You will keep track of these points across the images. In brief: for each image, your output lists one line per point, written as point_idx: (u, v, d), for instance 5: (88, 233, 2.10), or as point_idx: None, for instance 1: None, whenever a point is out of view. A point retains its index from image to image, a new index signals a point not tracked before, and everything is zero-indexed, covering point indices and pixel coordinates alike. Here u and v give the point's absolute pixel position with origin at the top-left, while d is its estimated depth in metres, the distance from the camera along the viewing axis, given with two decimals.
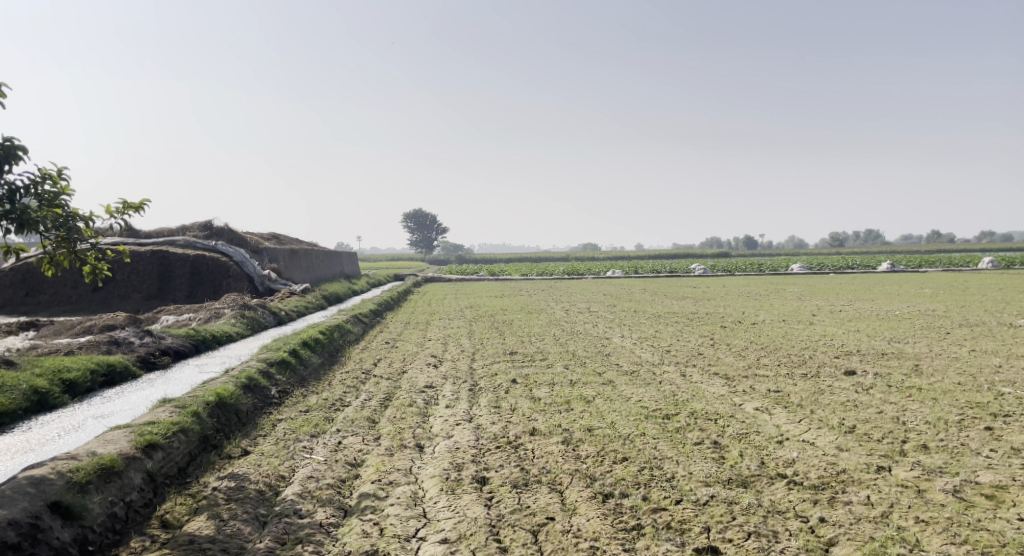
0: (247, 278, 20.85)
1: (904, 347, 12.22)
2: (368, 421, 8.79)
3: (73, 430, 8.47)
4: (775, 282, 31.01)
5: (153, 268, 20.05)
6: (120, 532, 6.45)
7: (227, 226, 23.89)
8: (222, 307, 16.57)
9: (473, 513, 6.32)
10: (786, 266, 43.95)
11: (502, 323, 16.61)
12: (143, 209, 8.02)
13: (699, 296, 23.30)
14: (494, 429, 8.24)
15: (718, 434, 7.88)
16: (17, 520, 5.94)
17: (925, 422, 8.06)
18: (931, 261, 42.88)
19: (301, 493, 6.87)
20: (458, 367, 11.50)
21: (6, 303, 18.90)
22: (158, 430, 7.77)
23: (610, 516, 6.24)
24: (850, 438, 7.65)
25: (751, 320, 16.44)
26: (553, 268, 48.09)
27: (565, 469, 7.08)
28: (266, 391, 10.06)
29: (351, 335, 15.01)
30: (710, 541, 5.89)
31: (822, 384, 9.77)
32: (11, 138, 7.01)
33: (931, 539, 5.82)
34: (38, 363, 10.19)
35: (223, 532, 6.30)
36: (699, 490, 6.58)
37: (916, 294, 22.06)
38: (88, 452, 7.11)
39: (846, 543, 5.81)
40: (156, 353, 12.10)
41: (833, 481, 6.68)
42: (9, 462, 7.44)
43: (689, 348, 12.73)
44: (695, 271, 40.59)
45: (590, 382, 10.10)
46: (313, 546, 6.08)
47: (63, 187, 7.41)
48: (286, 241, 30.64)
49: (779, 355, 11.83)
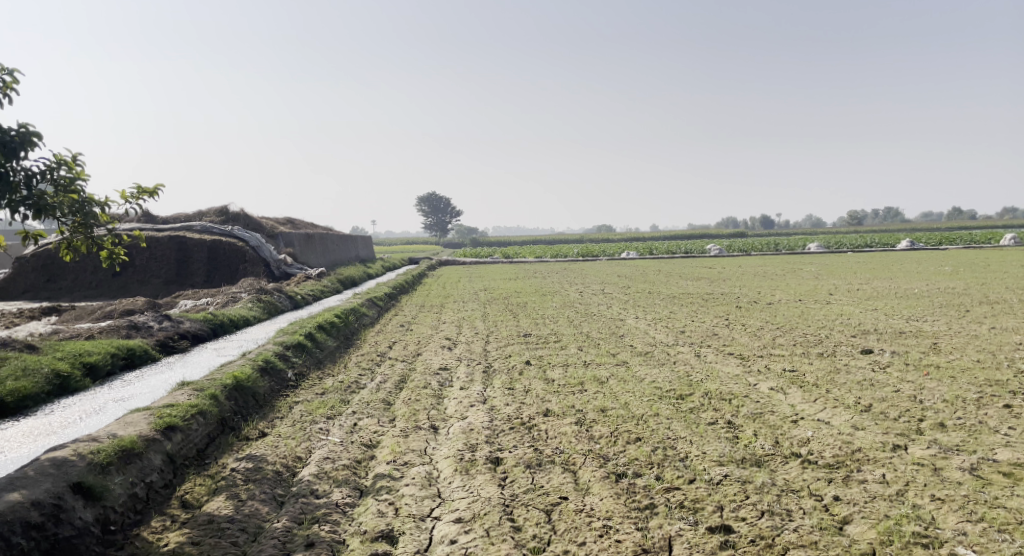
0: (263, 263, 20.97)
1: (922, 325, 12.11)
2: (383, 402, 8.86)
3: (94, 413, 8.61)
4: (791, 261, 30.67)
5: (170, 252, 20.24)
6: (141, 513, 6.55)
7: (243, 211, 24.05)
8: (239, 292, 16.74)
9: (487, 493, 6.37)
10: (804, 245, 43.68)
11: (516, 305, 16.62)
12: (157, 195, 8.07)
13: (713, 277, 23.16)
14: (508, 410, 8.27)
15: (732, 413, 7.86)
16: (40, 500, 6.00)
17: (943, 400, 8.00)
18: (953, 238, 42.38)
19: (317, 474, 6.95)
20: (473, 349, 11.55)
21: (28, 289, 19.20)
22: (177, 412, 7.89)
23: (623, 496, 6.26)
24: (866, 417, 7.61)
25: (766, 300, 16.32)
26: (567, 250, 48.00)
27: (578, 449, 7.11)
28: (283, 374, 10.16)
29: (366, 319, 15.09)
30: (723, 519, 5.89)
31: (837, 363, 9.74)
32: (25, 124, 7.06)
33: (946, 517, 5.78)
34: (59, 347, 10.36)
35: (241, 512, 6.39)
36: (713, 469, 6.58)
37: (937, 271, 21.76)
38: (108, 434, 7.23)
39: (860, 522, 5.78)
40: (174, 337, 12.25)
41: (847, 460, 6.66)
42: (32, 445, 7.59)
43: (704, 328, 12.70)
44: (711, 251, 40.32)
45: (603, 363, 10.13)
46: (330, 526, 6.14)
47: (78, 172, 7.47)
48: (302, 226, 30.83)
49: (796, 334, 11.76)
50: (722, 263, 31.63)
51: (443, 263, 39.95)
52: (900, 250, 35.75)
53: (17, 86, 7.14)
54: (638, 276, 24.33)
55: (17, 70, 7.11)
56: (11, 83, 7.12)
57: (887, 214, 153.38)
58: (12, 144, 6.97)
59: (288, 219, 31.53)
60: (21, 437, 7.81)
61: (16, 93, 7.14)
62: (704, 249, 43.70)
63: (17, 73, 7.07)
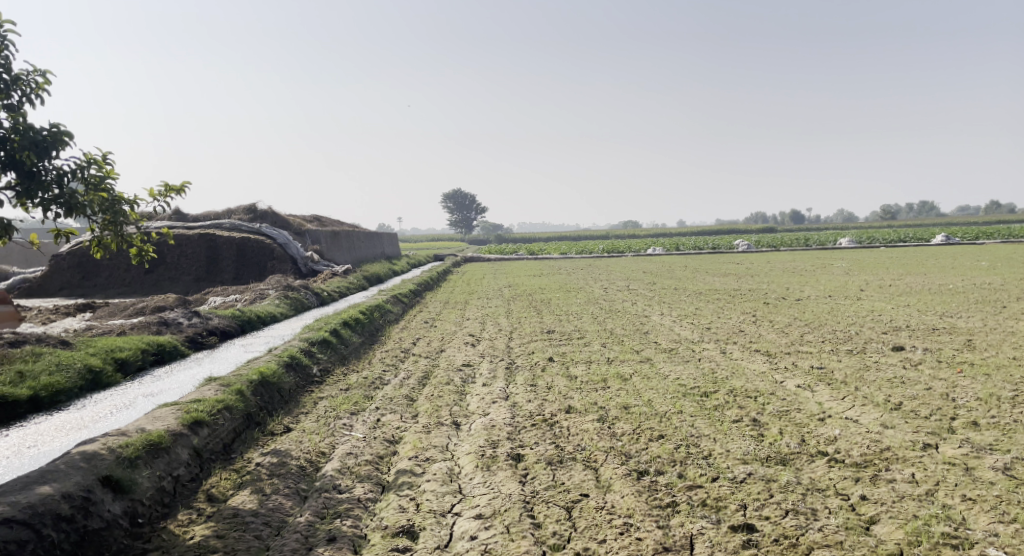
0: (291, 260, 21.24)
1: (956, 322, 11.82)
2: (406, 398, 8.89)
3: (124, 407, 8.76)
4: (824, 257, 30.18)
5: (200, 250, 20.52)
6: (168, 506, 6.65)
7: (270, 209, 24.30)
8: (267, 289, 16.95)
9: (507, 490, 6.35)
10: (833, 240, 42.89)
11: (540, 302, 16.56)
12: (184, 193, 8.18)
13: (741, 273, 22.87)
14: (530, 407, 8.25)
15: (758, 411, 7.76)
16: (70, 493, 6.09)
17: (977, 398, 7.81)
18: (989, 232, 41.39)
19: (340, 469, 7.00)
20: (496, 346, 11.53)
21: (64, 286, 19.58)
22: (204, 407, 7.99)
23: (644, 493, 6.20)
24: (896, 415, 7.46)
25: (795, 297, 16.06)
26: (593, 247, 47.70)
27: (600, 446, 7.07)
28: (308, 369, 10.25)
29: (391, 316, 15.16)
30: (746, 518, 5.79)
31: (867, 361, 9.56)
32: (57, 123, 7.19)
33: (977, 517, 5.64)
34: (92, 343, 10.56)
35: (266, 506, 6.45)
36: (736, 467, 6.50)
37: (974, 267, 21.19)
38: (137, 429, 7.35)
39: (888, 522, 5.65)
40: (203, 333, 12.43)
41: (876, 459, 6.53)
42: (63, 439, 7.74)
43: (730, 325, 12.55)
44: (739, 247, 39.74)
45: (627, 360, 10.08)
46: (352, 521, 6.17)
47: (108, 171, 7.58)
48: (329, 224, 31.10)
49: (824, 331, 11.57)
50: (753, 260, 29.96)
51: (468, 260, 39.05)
52: (933, 245, 34.99)
53: (48, 88, 7.27)
54: (663, 273, 24.03)
55: (48, 70, 7.25)
56: (43, 84, 7.26)
57: (922, 208, 149.97)
58: (44, 143, 7.09)
59: (315, 217, 31.82)
60: (54, 432, 7.96)
61: (47, 93, 7.28)
62: (732, 244, 43.11)
63: (49, 75, 7.20)
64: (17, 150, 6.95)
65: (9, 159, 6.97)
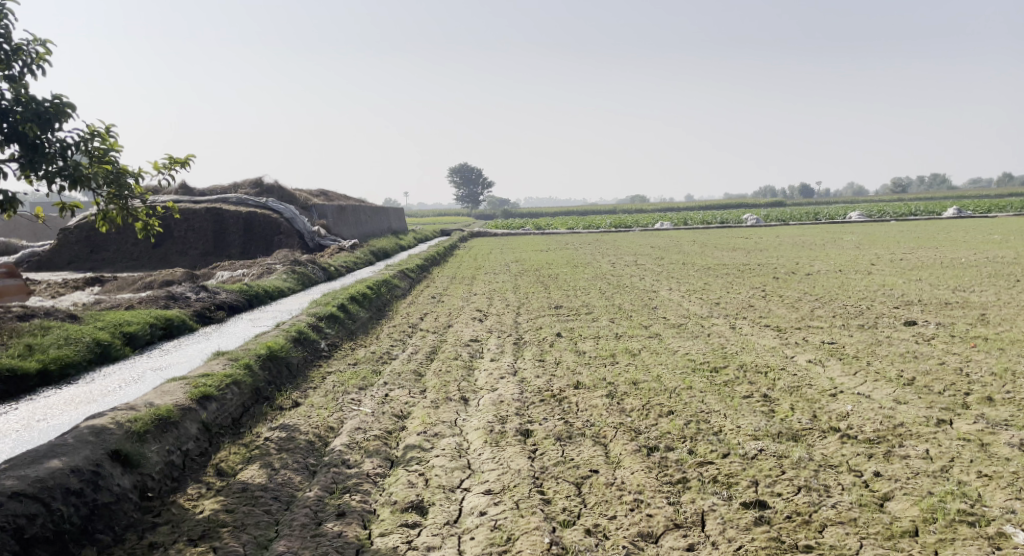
0: (297, 235, 21.21)
1: (969, 296, 11.70)
2: (414, 373, 8.87)
3: (133, 381, 8.78)
4: (833, 231, 29.91)
5: (207, 224, 20.49)
6: (177, 480, 6.64)
7: (277, 183, 24.22)
8: (274, 263, 16.90)
9: (516, 465, 6.32)
10: (843, 214, 42.48)
11: (548, 277, 16.48)
12: (189, 165, 8.08)
13: (750, 247, 22.69)
14: (538, 382, 8.21)
15: (768, 387, 7.69)
16: (79, 467, 6.08)
17: (991, 373, 7.73)
18: (1000, 204, 40.89)
19: (348, 444, 6.98)
20: (503, 321, 11.47)
21: (72, 261, 19.57)
22: (212, 382, 7.98)
23: (655, 469, 6.16)
24: (909, 390, 7.38)
25: (805, 271, 15.93)
26: (600, 221, 47.39)
27: (609, 422, 7.02)
28: (316, 344, 10.23)
29: (399, 291, 15.12)
30: (758, 495, 5.73)
31: (879, 335, 9.47)
32: (59, 95, 7.08)
33: (994, 494, 5.56)
34: (100, 317, 10.54)
35: (275, 481, 6.44)
36: (747, 444, 6.44)
37: (986, 240, 20.95)
38: (145, 403, 7.33)
39: (902, 499, 5.58)
40: (211, 307, 12.42)
41: (889, 435, 6.46)
42: (72, 413, 7.74)
43: (740, 300, 12.44)
44: (748, 222, 39.47)
45: (635, 335, 10.00)
46: (361, 496, 6.14)
47: (112, 143, 7.50)
48: (335, 198, 31.03)
49: (834, 306, 11.46)
50: (761, 235, 29.78)
51: (474, 235, 38.87)
52: (945, 219, 34.62)
53: (49, 58, 7.15)
54: (672, 248, 23.89)
55: (47, 40, 7.12)
56: (44, 54, 7.13)
57: (933, 181, 148.64)
58: (47, 115, 7.00)
59: (321, 191, 31.70)
60: (63, 405, 7.97)
61: (47, 64, 7.16)
62: (741, 219, 42.65)
63: (49, 45, 7.08)
64: (19, 122, 6.86)
65: (13, 131, 6.88)
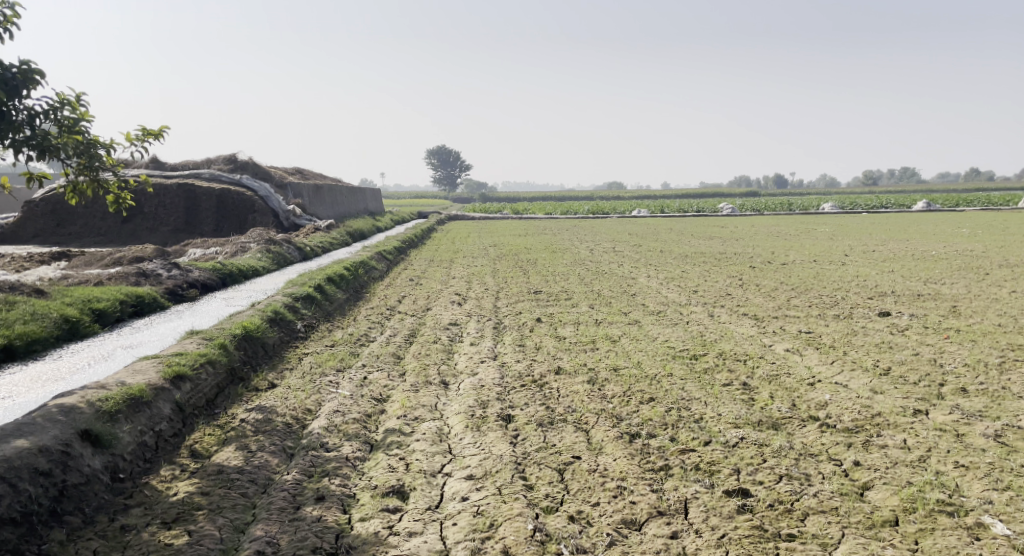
0: (272, 213, 20.90)
1: (941, 288, 11.88)
2: (392, 356, 8.79)
3: (102, 359, 8.57)
4: (808, 221, 30.16)
5: (178, 200, 20.07)
6: (150, 461, 6.50)
7: (251, 160, 23.83)
8: (248, 242, 16.62)
9: (498, 451, 6.29)
10: (816, 204, 42.89)
11: (526, 262, 16.43)
12: (162, 137, 7.83)
13: (726, 236, 22.83)
14: (519, 367, 8.17)
15: (748, 375, 7.73)
16: (48, 447, 5.91)
17: (965, 364, 7.85)
18: (968, 198, 41.61)
19: (327, 427, 6.88)
20: (482, 305, 11.40)
21: (37, 234, 19.05)
22: (185, 361, 7.82)
23: (637, 456, 6.16)
24: (885, 380, 7.47)
25: (780, 261, 16.05)
26: (577, 207, 47.34)
27: (591, 408, 7.00)
28: (292, 325, 10.07)
29: (376, 272, 14.96)
30: (740, 483, 5.76)
31: (855, 325, 9.56)
32: (27, 60, 6.81)
33: (971, 484, 5.63)
34: (69, 293, 10.27)
35: (251, 463, 6.34)
36: (728, 432, 6.47)
37: (955, 234, 21.29)
38: (116, 382, 7.16)
39: (882, 488, 5.64)
40: (184, 285, 12.17)
41: (867, 424, 6.53)
42: (39, 391, 7.53)
43: (717, 288, 12.50)
44: (723, 211, 39.74)
45: (615, 321, 10.00)
46: (340, 480, 6.06)
47: (82, 113, 7.25)
48: (311, 177, 30.65)
49: (810, 295, 11.56)
50: (737, 223, 30.08)
51: (451, 219, 38.63)
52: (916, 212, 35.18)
53: (18, 20, 6.86)
54: (649, 235, 23.94)
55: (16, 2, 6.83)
56: (12, 17, 6.85)
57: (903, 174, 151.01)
58: (14, 81, 6.74)
59: (296, 169, 31.29)
60: (29, 383, 7.75)
61: (15, 28, 6.88)
62: (716, 207, 43.02)
63: (18, 7, 6.79)
64: None
65: None
